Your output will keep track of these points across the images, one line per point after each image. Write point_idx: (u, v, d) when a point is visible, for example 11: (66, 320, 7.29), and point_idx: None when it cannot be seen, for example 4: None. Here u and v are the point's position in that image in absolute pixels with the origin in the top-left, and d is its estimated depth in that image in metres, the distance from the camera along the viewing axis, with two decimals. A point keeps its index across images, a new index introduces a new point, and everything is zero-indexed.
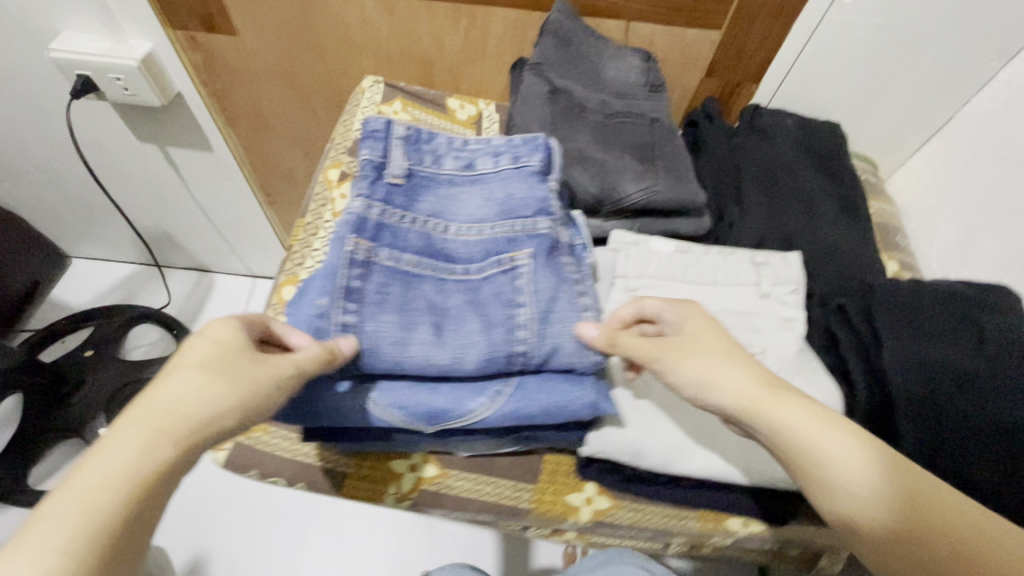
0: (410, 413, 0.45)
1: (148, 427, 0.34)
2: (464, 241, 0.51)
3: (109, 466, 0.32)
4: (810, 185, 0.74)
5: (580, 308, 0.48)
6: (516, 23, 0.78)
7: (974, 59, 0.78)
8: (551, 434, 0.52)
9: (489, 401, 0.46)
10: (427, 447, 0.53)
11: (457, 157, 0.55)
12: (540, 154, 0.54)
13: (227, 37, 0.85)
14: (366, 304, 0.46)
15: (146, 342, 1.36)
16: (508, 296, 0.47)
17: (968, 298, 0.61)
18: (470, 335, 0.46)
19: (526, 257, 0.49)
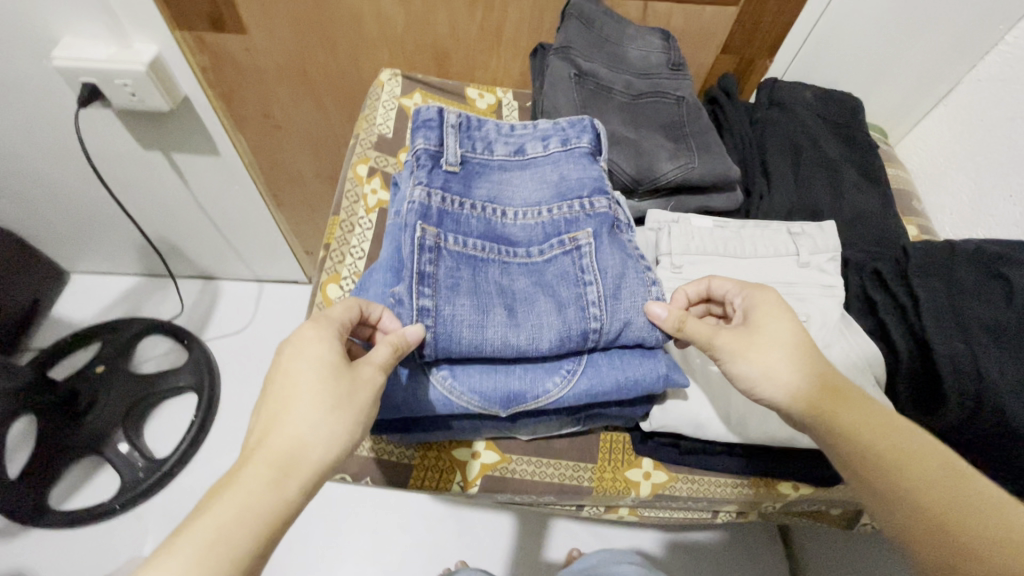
0: (486, 399, 0.50)
1: (278, 467, 0.38)
2: (522, 225, 0.56)
3: (247, 500, 0.36)
4: (831, 155, 0.81)
5: (648, 284, 0.53)
6: (532, 9, 0.81)
7: (980, 24, 0.81)
8: (614, 411, 0.56)
9: (564, 381, 0.51)
10: (488, 432, 0.56)
11: (506, 143, 0.62)
12: (588, 136, 0.61)
13: (235, 37, 0.85)
14: (440, 290, 0.49)
15: (154, 354, 1.25)
16: (575, 276, 0.52)
17: (997, 255, 0.63)
18: (542, 318, 0.50)
19: (587, 236, 0.54)
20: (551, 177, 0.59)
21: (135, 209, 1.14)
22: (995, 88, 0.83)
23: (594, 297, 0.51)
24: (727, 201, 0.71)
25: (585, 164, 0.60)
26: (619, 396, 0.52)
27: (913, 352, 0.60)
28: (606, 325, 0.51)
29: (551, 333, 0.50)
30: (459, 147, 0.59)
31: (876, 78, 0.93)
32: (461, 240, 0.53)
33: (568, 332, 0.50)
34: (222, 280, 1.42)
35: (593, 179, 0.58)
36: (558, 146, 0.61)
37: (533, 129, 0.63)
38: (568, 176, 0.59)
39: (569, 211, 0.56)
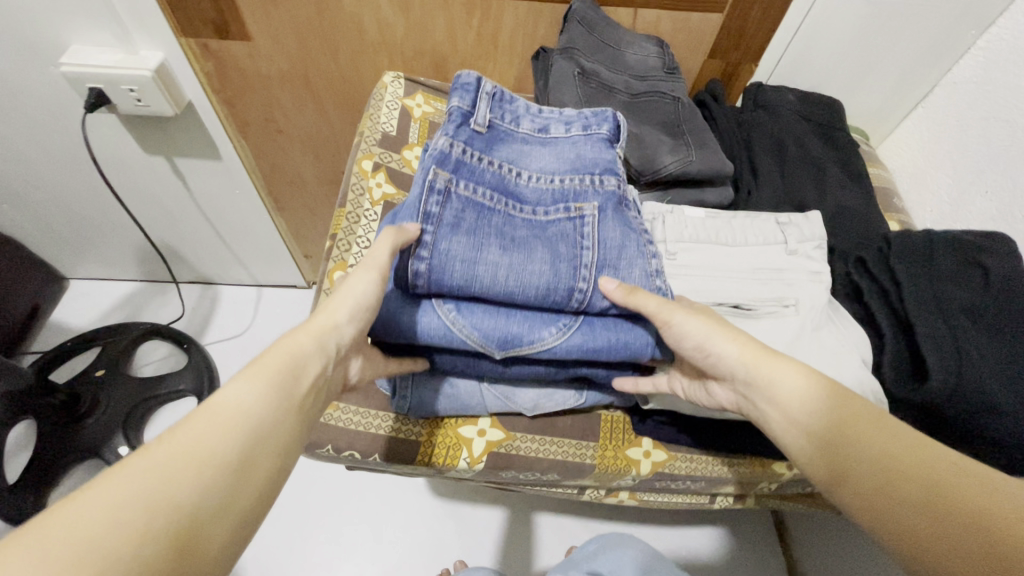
0: (484, 336, 0.52)
1: (255, 386, 0.38)
2: (534, 187, 0.59)
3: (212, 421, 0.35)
4: (815, 152, 0.84)
5: (648, 255, 0.56)
6: (528, 15, 0.84)
7: (954, 28, 0.86)
8: (603, 375, 0.58)
9: (560, 331, 0.53)
10: (486, 391, 0.58)
11: (533, 120, 0.64)
12: (609, 125, 0.64)
13: (239, 43, 0.87)
14: (441, 226, 0.51)
15: (154, 358, 1.27)
16: (573, 240, 0.54)
17: (973, 245, 0.67)
18: (535, 264, 0.52)
19: (593, 208, 0.56)
20: (568, 154, 0.62)
21: (136, 212, 1.15)
22: (970, 90, 0.87)
23: (587, 260, 0.53)
24: (719, 196, 0.74)
25: (602, 148, 0.62)
26: (608, 357, 0.54)
27: (897, 334, 0.63)
28: (594, 286, 0.53)
29: (540, 280, 0.51)
30: (489, 111, 0.62)
31: (859, 80, 0.97)
32: (471, 188, 0.55)
33: (557, 283, 0.51)
34: (221, 285, 1.44)
35: (606, 161, 0.61)
36: (580, 130, 0.63)
37: (558, 113, 0.65)
38: (584, 154, 0.62)
39: (579, 183, 0.59)
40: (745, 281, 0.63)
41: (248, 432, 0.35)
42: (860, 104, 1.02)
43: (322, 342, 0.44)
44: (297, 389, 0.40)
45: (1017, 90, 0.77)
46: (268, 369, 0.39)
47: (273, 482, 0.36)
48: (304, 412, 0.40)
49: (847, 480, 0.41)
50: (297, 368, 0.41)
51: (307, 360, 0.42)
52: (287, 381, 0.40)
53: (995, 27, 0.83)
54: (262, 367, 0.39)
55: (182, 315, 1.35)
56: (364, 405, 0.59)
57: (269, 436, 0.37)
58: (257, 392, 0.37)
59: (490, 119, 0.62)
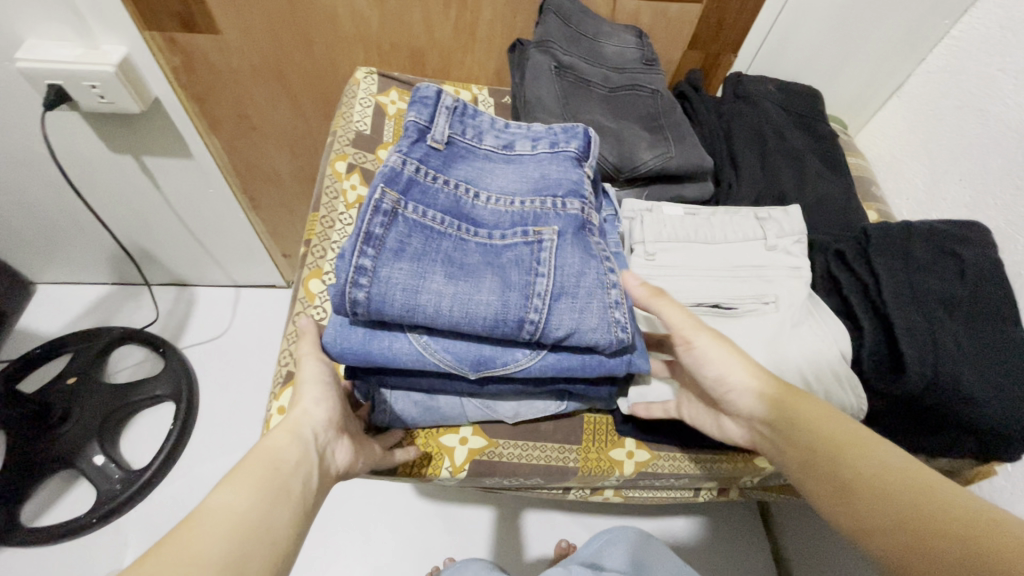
0: (457, 359, 0.51)
1: (250, 485, 0.39)
2: (492, 209, 0.57)
3: (213, 519, 0.36)
4: (794, 144, 0.85)
5: (610, 283, 0.53)
6: (504, 7, 0.82)
7: (929, 18, 0.86)
8: (581, 388, 0.56)
9: (531, 353, 0.52)
10: (469, 407, 0.57)
11: (497, 136, 0.63)
12: (579, 141, 0.62)
13: (207, 37, 0.84)
14: (382, 252, 0.49)
15: (129, 364, 1.23)
16: (528, 265, 0.51)
17: (947, 235, 0.68)
18: (482, 293, 0.49)
19: (552, 232, 0.54)
20: (532, 173, 0.60)
21: (105, 213, 1.11)
22: (941, 80, 0.88)
23: (540, 288, 0.50)
24: (699, 191, 0.73)
25: (568, 168, 0.61)
26: (583, 373, 0.53)
27: (875, 327, 0.64)
28: (546, 317, 0.50)
29: (487, 310, 0.49)
30: (448, 127, 0.61)
31: (836, 71, 0.98)
32: (421, 210, 0.53)
33: (506, 314, 0.49)
34: (198, 287, 1.40)
35: (571, 181, 0.59)
36: (546, 148, 0.62)
37: (526, 129, 0.64)
38: (549, 174, 0.60)
39: (540, 206, 0.57)
40: (725, 278, 0.63)
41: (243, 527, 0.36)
42: (838, 94, 1.03)
43: (296, 435, 0.45)
44: (285, 482, 0.41)
45: (989, 80, 0.78)
46: (252, 469, 0.41)
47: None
48: (296, 504, 0.41)
49: (866, 533, 0.41)
50: (281, 464, 0.42)
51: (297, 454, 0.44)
52: (279, 475, 0.41)
53: (968, 17, 0.84)
54: (252, 468, 0.41)
55: (157, 319, 1.31)
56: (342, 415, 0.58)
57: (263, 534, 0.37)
58: (246, 497, 0.38)
59: (450, 136, 0.61)
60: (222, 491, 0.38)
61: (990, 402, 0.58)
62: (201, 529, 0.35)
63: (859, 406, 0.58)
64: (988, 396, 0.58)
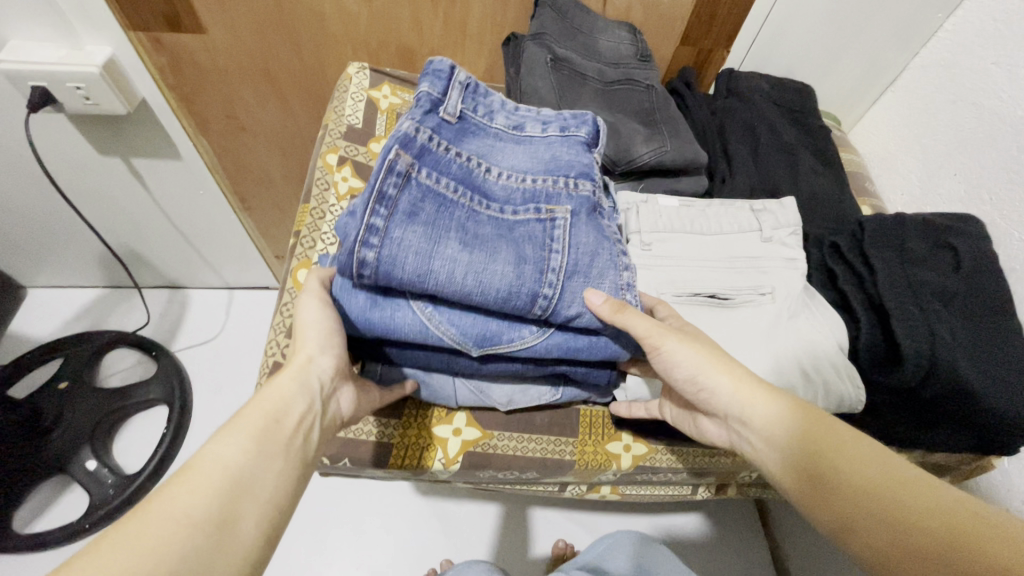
0: (462, 333, 0.50)
1: (245, 439, 0.38)
2: (503, 184, 0.56)
3: (206, 474, 0.35)
4: (788, 138, 0.84)
5: (620, 266, 0.54)
6: (496, 2, 0.82)
7: (922, 12, 0.86)
8: (582, 372, 0.56)
9: (539, 331, 0.52)
10: (465, 385, 0.57)
11: (508, 116, 0.62)
12: (587, 128, 0.62)
13: (193, 37, 0.83)
14: (395, 213, 0.47)
15: (120, 368, 1.22)
16: (542, 241, 0.51)
17: (942, 227, 0.68)
18: (497, 263, 0.48)
19: (565, 211, 0.53)
20: (543, 154, 0.60)
21: (94, 216, 1.10)
22: (936, 74, 0.88)
23: (554, 264, 0.50)
24: (694, 184, 0.73)
25: (579, 152, 0.60)
26: (587, 356, 0.53)
27: (871, 318, 0.63)
28: (558, 294, 0.49)
29: (501, 281, 0.47)
30: (461, 102, 0.60)
31: (830, 65, 0.98)
32: (435, 177, 0.52)
33: (520, 286, 0.48)
34: (190, 288, 1.39)
35: (582, 165, 0.59)
36: (557, 132, 0.62)
37: (536, 112, 0.64)
38: (559, 156, 0.59)
39: (552, 185, 0.56)
40: (721, 270, 0.63)
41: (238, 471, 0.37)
42: (832, 89, 1.03)
43: (302, 383, 0.44)
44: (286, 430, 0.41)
45: (983, 73, 0.78)
46: (250, 421, 0.40)
47: (265, 529, 0.36)
48: (293, 457, 0.40)
49: (849, 531, 0.40)
50: (279, 415, 0.41)
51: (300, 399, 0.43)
52: (280, 422, 0.41)
53: (961, 11, 0.84)
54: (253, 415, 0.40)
55: (149, 322, 1.30)
56: None
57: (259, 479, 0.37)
58: (242, 450, 0.38)
59: (461, 111, 0.60)
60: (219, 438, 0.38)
61: (986, 394, 0.58)
62: (194, 483, 0.35)
63: (858, 398, 0.57)
64: (984, 387, 0.58)
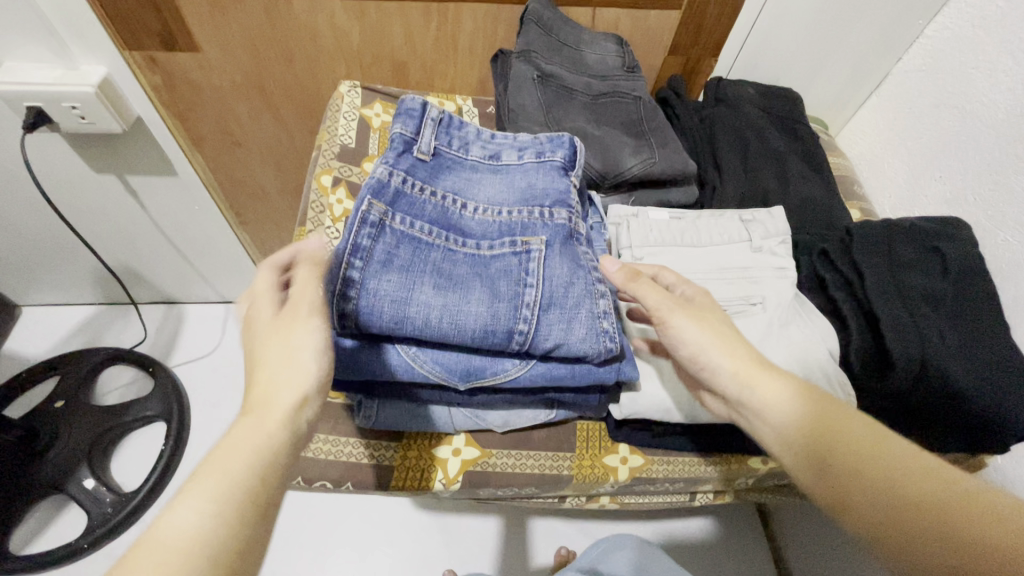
0: (446, 370, 0.51)
1: (211, 503, 0.33)
2: (479, 219, 0.56)
3: (164, 556, 0.31)
4: (776, 146, 0.86)
5: (598, 293, 0.53)
6: (485, 18, 0.83)
7: (903, 19, 0.88)
8: (570, 397, 0.56)
9: (521, 363, 0.52)
10: (458, 413, 0.57)
11: (483, 146, 0.63)
12: (564, 151, 0.62)
13: (188, 56, 0.83)
14: (370, 264, 0.49)
15: (117, 384, 1.21)
16: (517, 276, 0.52)
17: (928, 231, 0.69)
18: (470, 304, 0.49)
19: (540, 243, 0.54)
20: (519, 183, 0.60)
21: (89, 233, 1.10)
22: (919, 78, 0.90)
23: (529, 299, 0.50)
24: (683, 195, 0.74)
25: (554, 177, 0.60)
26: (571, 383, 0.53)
27: (861, 324, 0.64)
28: (535, 327, 0.50)
29: (476, 322, 0.48)
30: (434, 138, 0.60)
31: (815, 72, 0.99)
32: (409, 222, 0.53)
33: (495, 325, 0.49)
34: (186, 303, 1.39)
35: (558, 192, 0.59)
36: (532, 158, 0.62)
37: (512, 138, 0.64)
38: (535, 184, 0.60)
39: (527, 216, 0.57)
40: (712, 281, 0.64)
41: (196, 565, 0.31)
42: (818, 95, 1.04)
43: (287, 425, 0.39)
44: (256, 495, 0.35)
45: (964, 78, 0.80)
46: (222, 474, 0.35)
47: None
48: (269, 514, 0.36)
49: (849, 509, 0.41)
50: (256, 466, 0.36)
51: (272, 452, 0.38)
52: (248, 485, 0.35)
53: (941, 17, 0.86)
54: (216, 475, 0.35)
55: (145, 339, 1.30)
56: (332, 430, 0.58)
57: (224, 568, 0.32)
58: (210, 514, 0.33)
59: (435, 147, 0.60)
60: (176, 509, 0.33)
61: (976, 395, 0.59)
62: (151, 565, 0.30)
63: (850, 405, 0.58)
64: (974, 389, 0.59)
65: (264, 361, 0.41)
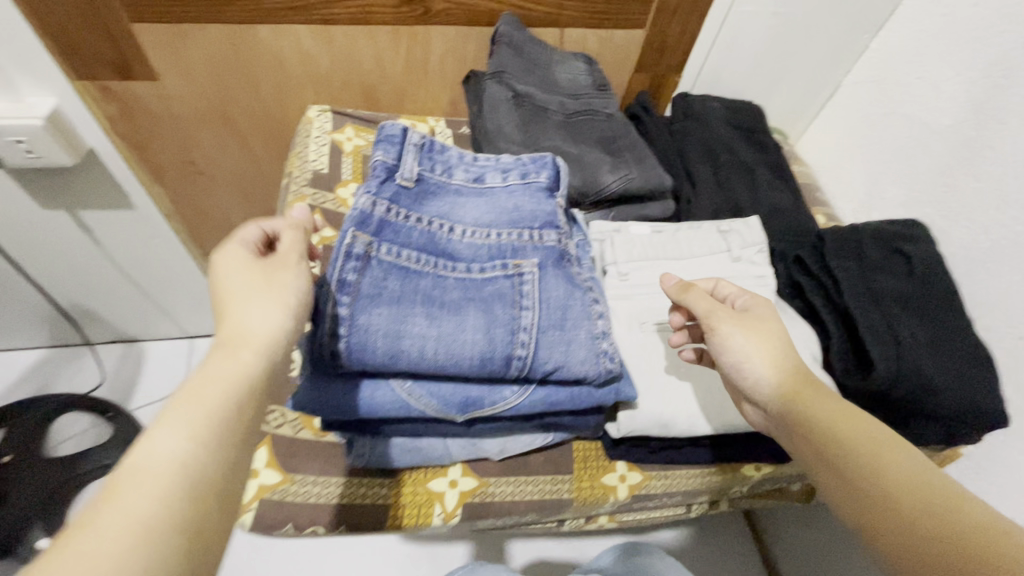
0: (443, 403, 0.50)
1: (189, 431, 0.35)
2: (469, 242, 0.55)
3: (147, 484, 0.32)
4: (744, 157, 0.88)
5: (593, 314, 0.53)
6: (455, 40, 0.83)
7: (851, 33, 0.93)
8: (569, 421, 0.56)
9: (520, 390, 0.51)
10: (452, 443, 0.55)
11: (467, 169, 0.62)
12: (548, 172, 0.62)
13: (145, 84, 0.80)
14: (358, 298, 0.47)
15: (73, 433, 1.11)
16: (511, 299, 0.51)
17: (892, 234, 0.72)
18: (466, 331, 0.48)
19: (533, 265, 0.53)
20: (505, 205, 0.60)
21: (37, 273, 1.03)
22: (869, 89, 0.94)
23: (526, 322, 0.50)
24: (662, 209, 0.75)
25: (541, 199, 0.60)
26: (572, 406, 0.53)
27: (839, 327, 0.66)
28: (533, 351, 0.49)
29: (474, 349, 0.48)
30: (417, 164, 0.59)
31: (773, 85, 1.03)
32: (395, 251, 0.51)
33: (493, 351, 0.48)
34: (147, 341, 1.32)
35: (546, 214, 0.59)
36: (518, 179, 0.62)
37: (494, 161, 0.63)
38: (522, 206, 0.59)
39: (517, 238, 0.56)
40: None
41: (179, 494, 0.32)
42: (776, 107, 1.09)
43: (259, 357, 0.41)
44: (237, 423, 0.37)
45: (909, 87, 0.85)
46: (201, 401, 0.37)
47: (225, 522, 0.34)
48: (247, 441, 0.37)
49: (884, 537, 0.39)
50: (238, 396, 0.38)
51: (250, 390, 0.39)
52: (228, 412, 0.37)
53: (885, 31, 0.91)
54: (195, 404, 0.36)
55: (102, 381, 1.22)
56: (320, 471, 0.55)
57: (204, 493, 0.34)
58: (192, 438, 0.35)
59: (419, 172, 0.59)
60: (155, 435, 0.34)
61: (951, 390, 0.61)
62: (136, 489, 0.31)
63: None
64: (948, 384, 0.61)
65: (236, 308, 0.43)
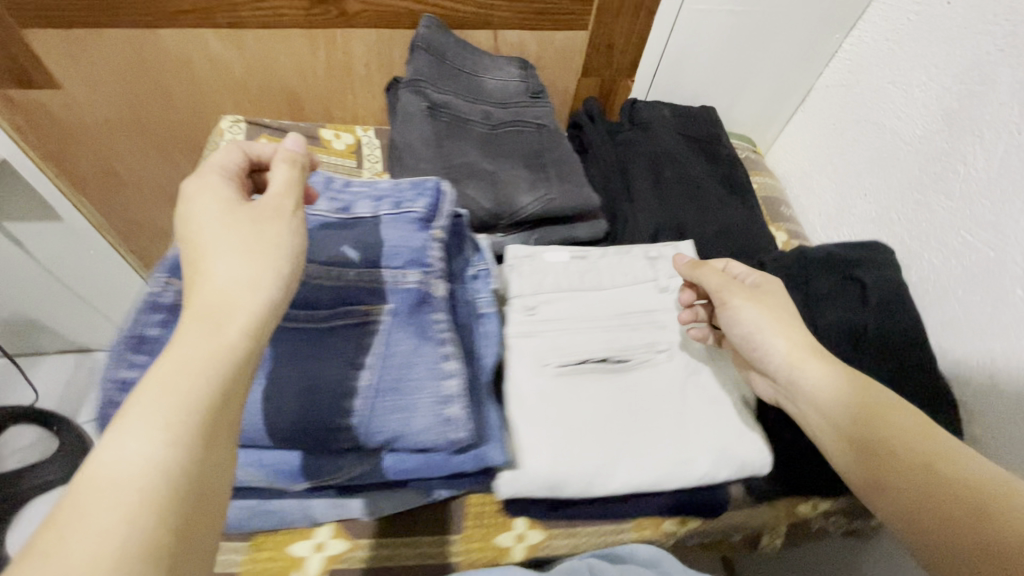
0: (269, 470, 0.45)
1: (155, 438, 0.27)
2: (314, 283, 0.48)
3: (99, 517, 0.25)
4: (695, 170, 0.81)
5: (444, 373, 0.47)
6: (377, 44, 0.77)
7: (819, 32, 0.85)
8: (438, 484, 0.50)
9: (361, 457, 0.46)
10: (320, 501, 0.50)
11: (334, 200, 0.56)
12: (427, 198, 0.54)
13: (48, 92, 0.75)
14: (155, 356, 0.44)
15: (18, 446, 1.10)
16: (347, 356, 0.46)
17: (847, 260, 0.65)
18: (282, 396, 0.44)
19: (381, 313, 0.48)
20: (369, 237, 0.51)
21: None
22: (840, 94, 0.86)
23: (355, 385, 0.45)
24: (592, 230, 0.69)
25: (411, 231, 0.52)
26: (428, 473, 0.47)
27: None
28: (362, 419, 0.44)
29: (288, 418, 0.43)
30: None
31: (739, 89, 0.96)
32: None
33: (310, 419, 0.43)
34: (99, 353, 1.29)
35: (413, 248, 0.51)
36: (390, 208, 0.54)
37: (369, 188, 0.57)
38: (387, 240, 0.51)
39: (370, 279, 0.49)
40: (613, 327, 0.59)
41: (151, 506, 0.26)
42: (745, 113, 1.01)
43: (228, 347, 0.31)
44: (205, 428, 0.29)
45: (881, 92, 0.77)
46: (178, 387, 0.29)
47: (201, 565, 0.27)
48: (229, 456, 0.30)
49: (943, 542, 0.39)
50: (224, 389, 0.30)
51: (238, 371, 0.31)
52: (209, 408, 0.29)
53: (857, 30, 0.83)
54: (176, 392, 0.29)
55: (50, 395, 1.19)
56: None
57: (191, 501, 0.27)
58: (165, 442, 0.27)
59: None
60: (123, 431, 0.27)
61: None
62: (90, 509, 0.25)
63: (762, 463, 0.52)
64: None
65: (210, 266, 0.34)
